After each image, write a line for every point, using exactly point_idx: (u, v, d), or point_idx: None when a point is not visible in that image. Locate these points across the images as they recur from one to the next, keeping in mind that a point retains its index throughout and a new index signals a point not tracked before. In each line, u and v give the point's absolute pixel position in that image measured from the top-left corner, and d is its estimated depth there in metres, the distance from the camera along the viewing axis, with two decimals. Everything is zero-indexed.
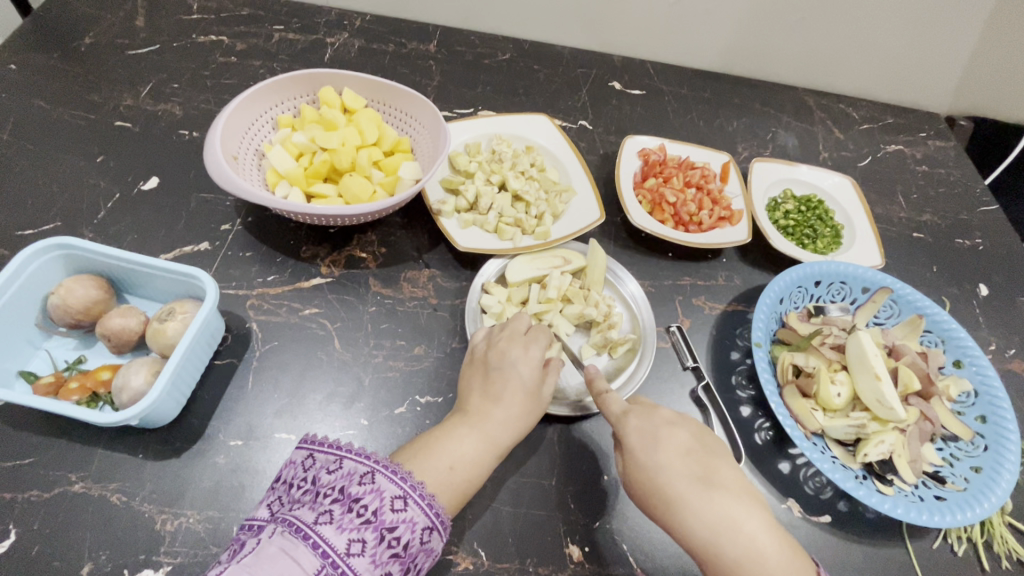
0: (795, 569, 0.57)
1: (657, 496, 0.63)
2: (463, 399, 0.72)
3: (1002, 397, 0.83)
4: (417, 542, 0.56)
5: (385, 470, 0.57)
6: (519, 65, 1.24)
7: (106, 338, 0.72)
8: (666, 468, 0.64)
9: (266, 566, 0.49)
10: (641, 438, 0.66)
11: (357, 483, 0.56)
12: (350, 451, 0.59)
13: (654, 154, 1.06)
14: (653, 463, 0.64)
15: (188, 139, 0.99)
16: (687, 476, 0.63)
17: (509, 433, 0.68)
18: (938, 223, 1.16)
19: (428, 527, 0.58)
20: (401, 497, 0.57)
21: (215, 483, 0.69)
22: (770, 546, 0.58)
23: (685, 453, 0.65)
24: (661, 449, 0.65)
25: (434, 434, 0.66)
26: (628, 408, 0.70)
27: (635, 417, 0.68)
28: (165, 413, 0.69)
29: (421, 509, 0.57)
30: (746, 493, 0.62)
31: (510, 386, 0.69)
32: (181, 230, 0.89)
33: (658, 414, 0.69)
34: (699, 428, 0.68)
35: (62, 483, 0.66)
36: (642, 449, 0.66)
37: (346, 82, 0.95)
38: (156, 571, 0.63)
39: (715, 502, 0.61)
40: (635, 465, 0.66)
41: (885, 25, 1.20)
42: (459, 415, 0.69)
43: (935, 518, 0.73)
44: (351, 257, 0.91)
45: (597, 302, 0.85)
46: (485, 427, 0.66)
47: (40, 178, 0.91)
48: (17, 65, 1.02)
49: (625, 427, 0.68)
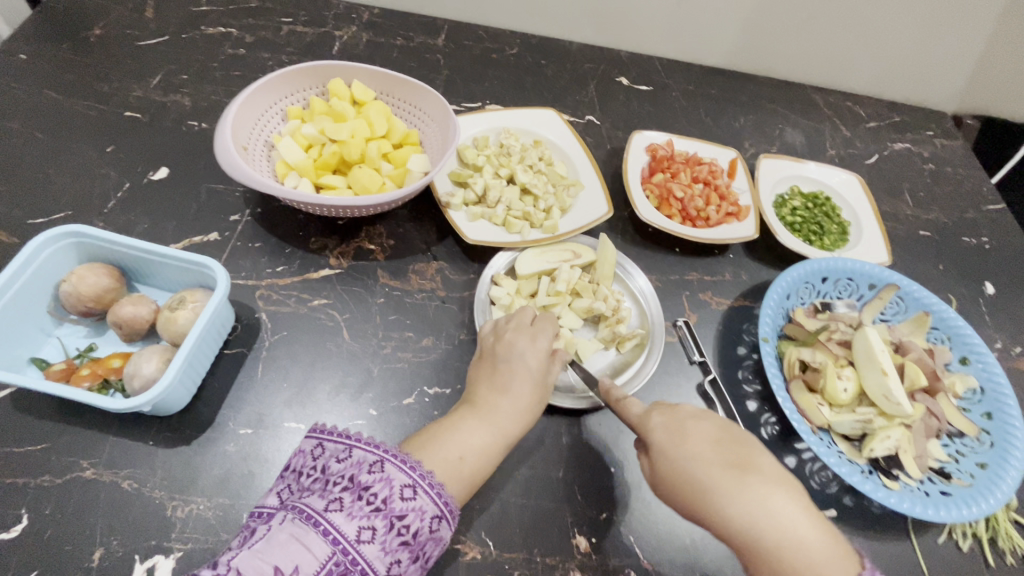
0: (836, 557, 0.55)
1: (691, 488, 0.61)
2: (470, 389, 0.72)
3: (1008, 394, 0.84)
4: (426, 531, 0.56)
5: (394, 460, 0.58)
6: (526, 60, 1.24)
7: (118, 327, 0.72)
8: (697, 459, 0.62)
9: (277, 552, 0.50)
10: (668, 432, 0.65)
11: (366, 471, 0.56)
12: (359, 440, 0.59)
13: (662, 149, 1.06)
14: (683, 455, 0.63)
15: (197, 130, 1.00)
16: (720, 463, 0.61)
17: (518, 425, 0.68)
18: (945, 221, 1.17)
19: (437, 516, 0.57)
20: (410, 486, 0.57)
21: (226, 471, 0.69)
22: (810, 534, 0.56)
23: (714, 442, 0.63)
24: (689, 442, 0.64)
25: (442, 424, 0.67)
26: (650, 408, 0.69)
27: (659, 414, 0.68)
28: (175, 401, 0.69)
29: (430, 498, 0.58)
30: (784, 482, 0.60)
31: (517, 376, 0.70)
32: (190, 220, 0.90)
33: (681, 410, 0.68)
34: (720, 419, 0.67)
35: (74, 469, 0.67)
36: (669, 443, 0.64)
37: (356, 74, 0.95)
38: (167, 556, 0.63)
39: (752, 487, 0.58)
40: (663, 460, 0.64)
41: (892, 23, 1.20)
42: (467, 406, 0.69)
43: (941, 513, 0.73)
44: (359, 249, 0.91)
45: (606, 296, 0.85)
46: (498, 421, 0.67)
47: (51, 167, 0.91)
48: (26, 55, 1.02)
49: (650, 425, 0.67)
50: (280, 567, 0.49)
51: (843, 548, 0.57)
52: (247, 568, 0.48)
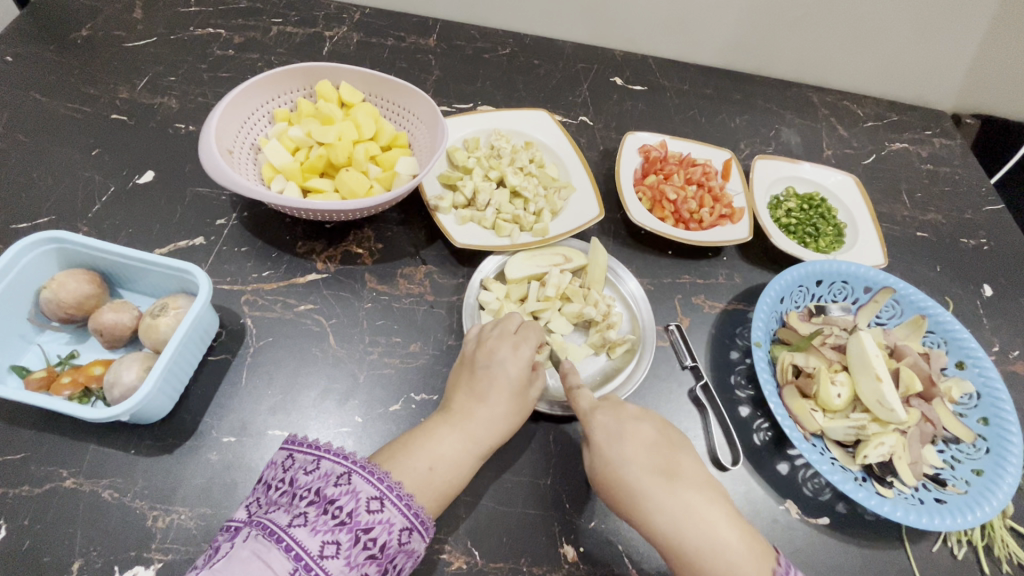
0: (752, 556, 0.61)
1: (622, 489, 0.65)
2: (446, 397, 0.71)
3: (1005, 399, 0.82)
4: (394, 543, 0.56)
5: (362, 471, 0.57)
6: (519, 60, 1.23)
7: (99, 334, 0.72)
8: (631, 463, 0.66)
9: (237, 570, 0.49)
10: (608, 432, 0.68)
11: (333, 484, 0.56)
12: (329, 451, 0.58)
13: (655, 150, 1.05)
14: (618, 457, 0.66)
15: (184, 132, 0.99)
16: (651, 468, 0.66)
17: (490, 434, 0.67)
18: (943, 222, 1.15)
19: (406, 528, 0.57)
20: (377, 498, 0.56)
21: (208, 480, 0.68)
22: (728, 537, 0.61)
23: (649, 446, 0.68)
24: (626, 442, 0.67)
25: (412, 433, 0.66)
26: (597, 404, 0.71)
27: (603, 412, 0.70)
28: (157, 409, 0.68)
29: (399, 509, 0.57)
30: (705, 486, 0.66)
31: (494, 385, 0.69)
32: (176, 224, 0.89)
33: (624, 410, 0.71)
34: (656, 420, 0.72)
35: (53, 478, 0.66)
36: (607, 443, 0.67)
37: (343, 76, 0.94)
38: (147, 567, 0.63)
39: (679, 494, 0.64)
40: (601, 460, 0.67)
41: (889, 20, 1.18)
42: (441, 414, 0.68)
43: (934, 521, 0.72)
44: (347, 253, 0.90)
45: (597, 301, 0.84)
46: (466, 427, 0.66)
47: (35, 171, 0.90)
48: (13, 57, 1.01)
49: (593, 422, 0.69)
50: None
51: (756, 547, 0.62)
52: None
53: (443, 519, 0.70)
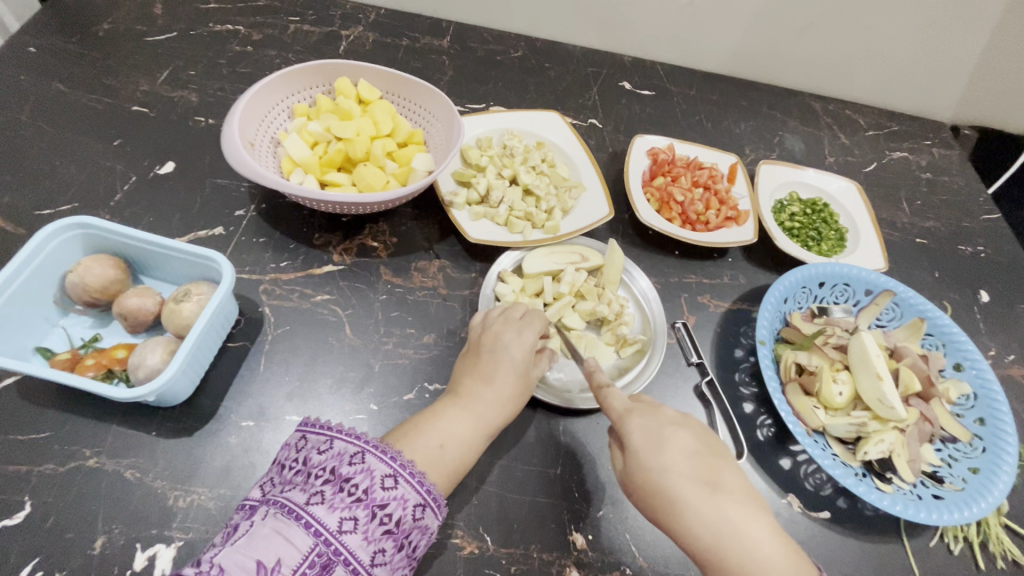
0: None
1: (660, 499, 0.62)
2: (455, 382, 0.73)
3: (1001, 401, 0.85)
4: (409, 519, 0.57)
5: (375, 450, 0.59)
6: (530, 63, 1.25)
7: (123, 318, 0.73)
8: (671, 472, 0.62)
9: (259, 546, 0.51)
10: (646, 438, 0.64)
11: (347, 463, 0.57)
12: (341, 432, 0.59)
13: (663, 153, 1.07)
14: (657, 466, 0.63)
15: (203, 125, 1.01)
16: (693, 480, 0.62)
17: (499, 417, 0.69)
18: (941, 229, 1.18)
19: (420, 504, 0.59)
20: (391, 476, 0.58)
21: (227, 462, 0.70)
22: (774, 555, 0.58)
23: (690, 455, 0.64)
24: (666, 450, 0.63)
25: (424, 415, 0.68)
26: (632, 406, 0.67)
27: (639, 416, 0.66)
28: (179, 392, 0.70)
29: (412, 486, 0.58)
30: (753, 502, 0.61)
31: (501, 369, 0.71)
32: (196, 214, 0.90)
33: (663, 414, 0.67)
34: (697, 424, 0.68)
35: (77, 457, 0.68)
36: (645, 451, 0.64)
37: (361, 74, 0.96)
38: (168, 545, 0.64)
39: (722, 507, 0.60)
40: (638, 467, 0.64)
41: (890, 32, 1.21)
42: (449, 398, 0.70)
43: (933, 515, 0.74)
44: (362, 246, 0.92)
45: (610, 300, 0.86)
46: (475, 409, 0.68)
47: (57, 160, 0.92)
48: (35, 48, 1.03)
49: (628, 426, 0.66)
50: (264, 560, 0.50)
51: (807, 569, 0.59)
52: (230, 564, 0.49)
53: (455, 505, 0.72)
